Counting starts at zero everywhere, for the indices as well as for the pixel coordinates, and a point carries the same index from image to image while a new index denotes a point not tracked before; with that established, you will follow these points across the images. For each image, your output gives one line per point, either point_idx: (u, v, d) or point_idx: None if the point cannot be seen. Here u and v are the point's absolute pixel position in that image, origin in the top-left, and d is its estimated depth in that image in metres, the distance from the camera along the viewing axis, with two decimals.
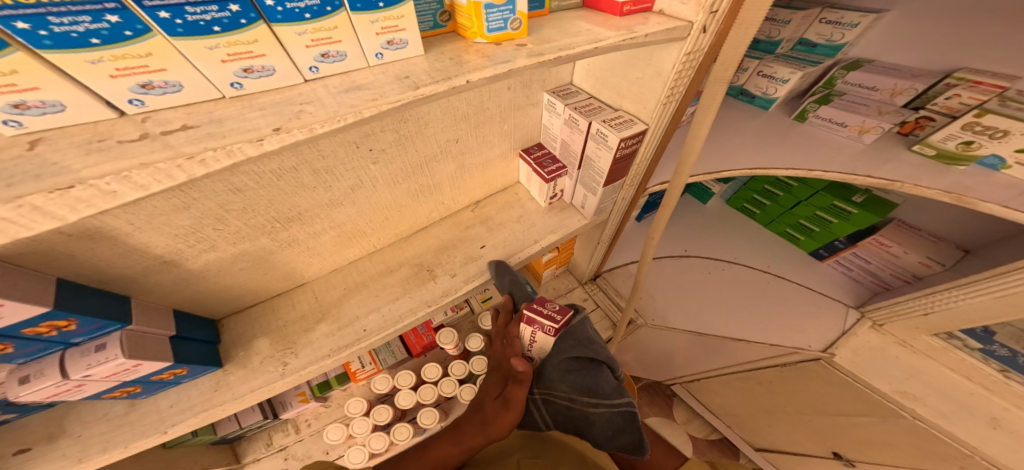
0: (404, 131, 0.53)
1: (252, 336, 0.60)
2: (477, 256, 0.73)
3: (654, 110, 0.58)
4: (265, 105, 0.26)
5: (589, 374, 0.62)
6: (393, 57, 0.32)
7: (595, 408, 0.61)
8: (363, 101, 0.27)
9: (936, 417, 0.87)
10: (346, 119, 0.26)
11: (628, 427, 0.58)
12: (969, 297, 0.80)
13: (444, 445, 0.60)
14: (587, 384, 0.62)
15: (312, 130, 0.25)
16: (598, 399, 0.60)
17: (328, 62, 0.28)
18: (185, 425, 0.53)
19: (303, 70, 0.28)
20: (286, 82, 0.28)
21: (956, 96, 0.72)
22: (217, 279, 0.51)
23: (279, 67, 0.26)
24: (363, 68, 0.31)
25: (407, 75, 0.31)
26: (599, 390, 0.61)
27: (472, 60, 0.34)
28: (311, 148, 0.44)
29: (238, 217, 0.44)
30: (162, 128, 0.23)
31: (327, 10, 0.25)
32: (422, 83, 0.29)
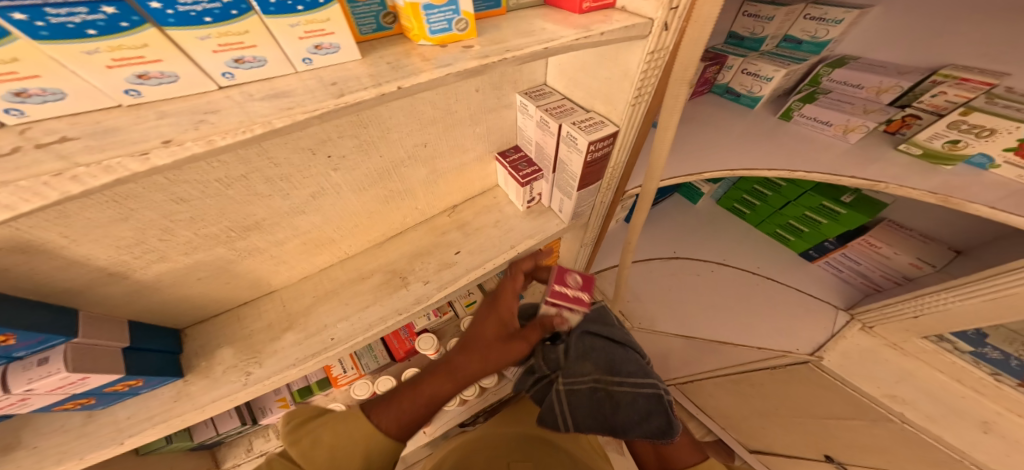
0: (365, 137, 0.51)
1: (216, 345, 0.59)
2: (451, 263, 0.72)
3: (624, 111, 0.57)
4: (166, 111, 0.25)
5: (614, 356, 0.79)
6: (324, 62, 0.30)
7: (618, 386, 0.76)
8: (277, 110, 0.25)
9: (925, 420, 0.86)
10: (252, 130, 0.24)
11: (655, 410, 0.70)
12: (957, 300, 0.78)
13: (434, 382, 0.58)
14: (613, 365, 0.78)
15: (210, 142, 0.23)
16: (622, 378, 0.76)
17: (243, 68, 0.27)
18: (143, 436, 0.52)
19: (214, 77, 0.26)
20: (197, 88, 0.27)
21: (941, 94, 0.70)
22: (173, 290, 0.49)
23: (183, 74, 0.25)
24: (289, 74, 0.29)
25: (335, 81, 0.28)
26: (623, 371, 0.77)
27: (413, 64, 0.32)
28: (261, 157, 0.41)
29: (186, 228, 0.42)
30: (43, 141, 0.22)
31: (231, 14, 0.23)
32: (347, 90, 0.27)
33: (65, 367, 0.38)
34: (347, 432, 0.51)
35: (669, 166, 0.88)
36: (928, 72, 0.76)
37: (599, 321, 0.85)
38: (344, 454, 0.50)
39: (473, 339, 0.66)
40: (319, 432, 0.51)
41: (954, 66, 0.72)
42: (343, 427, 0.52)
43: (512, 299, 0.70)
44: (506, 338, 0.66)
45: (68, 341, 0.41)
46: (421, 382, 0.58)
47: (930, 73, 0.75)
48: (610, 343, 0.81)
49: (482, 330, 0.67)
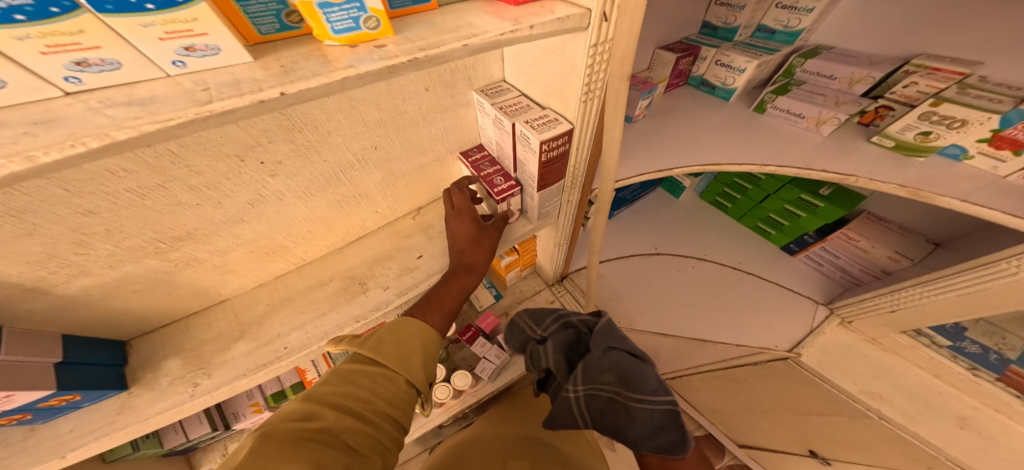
0: (302, 141, 0.48)
1: (163, 356, 0.58)
2: (413, 267, 0.70)
3: (575, 108, 0.56)
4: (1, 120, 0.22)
5: (630, 367, 0.60)
6: (201, 65, 0.27)
7: (636, 402, 0.58)
8: (123, 118, 0.22)
9: (903, 417, 0.88)
10: (85, 143, 0.21)
11: (672, 426, 0.55)
12: (932, 294, 0.77)
13: (458, 278, 0.60)
14: (628, 377, 0.59)
15: (30, 159, 0.20)
16: (641, 394, 0.57)
17: (90, 71, 0.24)
18: (86, 449, 0.51)
19: (55, 82, 0.24)
20: (38, 94, 0.24)
21: (914, 85, 0.69)
22: (103, 305, 0.47)
23: (11, 79, 0.22)
24: (158, 78, 0.27)
25: (206, 86, 0.26)
26: (641, 385, 0.58)
27: (322, 64, 0.31)
28: (177, 164, 0.39)
29: (104, 240, 0.40)
30: None
31: (53, 12, 0.20)
32: (217, 97, 0.25)
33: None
34: (403, 331, 0.52)
35: (634, 163, 0.82)
36: (899, 63, 0.74)
37: (608, 332, 0.67)
38: (407, 346, 0.51)
39: (458, 241, 0.64)
40: (382, 328, 0.51)
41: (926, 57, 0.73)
42: (396, 327, 0.52)
43: (465, 201, 0.68)
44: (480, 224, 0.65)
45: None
46: (447, 282, 0.59)
47: (902, 63, 0.73)
48: (625, 356, 0.61)
49: (456, 236, 0.65)
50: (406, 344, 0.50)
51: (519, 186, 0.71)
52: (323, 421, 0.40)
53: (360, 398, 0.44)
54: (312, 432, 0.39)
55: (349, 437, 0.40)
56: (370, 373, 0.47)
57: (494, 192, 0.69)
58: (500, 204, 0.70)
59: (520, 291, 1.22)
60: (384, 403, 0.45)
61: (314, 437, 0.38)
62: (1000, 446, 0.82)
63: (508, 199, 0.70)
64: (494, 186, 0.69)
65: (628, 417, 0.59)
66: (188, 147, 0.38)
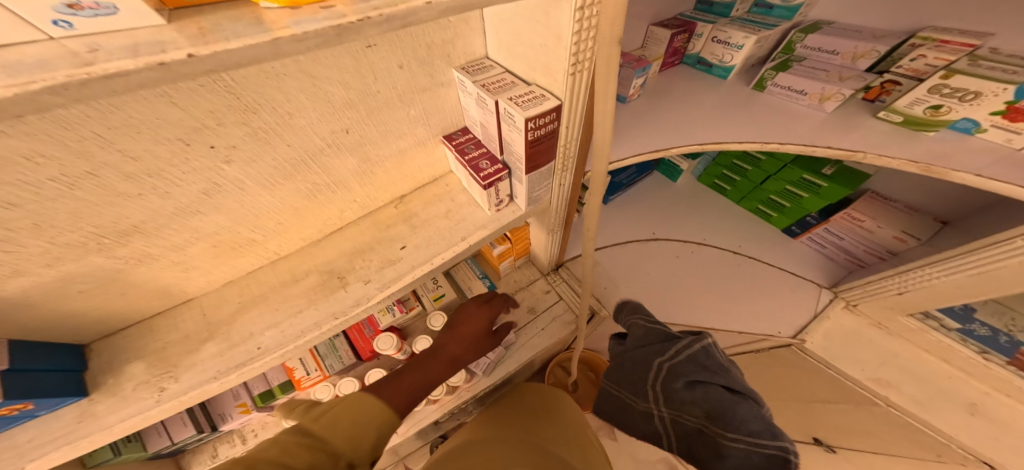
0: (258, 124, 0.43)
1: (126, 360, 0.54)
2: (395, 259, 0.66)
3: (563, 82, 0.52)
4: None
5: (718, 399, 0.52)
6: (92, 26, 0.22)
7: (726, 439, 0.49)
8: None
9: (911, 404, 0.86)
10: None
11: None
12: (942, 275, 0.73)
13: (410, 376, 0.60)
14: (710, 408, 0.52)
15: None
16: (733, 432, 0.48)
17: None
18: (46, 461, 0.47)
19: None
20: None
21: (921, 58, 0.64)
22: (49, 306, 0.44)
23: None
24: (39, 41, 0.21)
25: (94, 47, 0.21)
26: (734, 423, 0.49)
27: (260, 22, 0.27)
28: (105, 149, 0.34)
29: (34, 236, 0.36)
30: None
31: None
32: (104, 58, 0.20)
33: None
34: (367, 404, 0.46)
35: (627, 144, 0.78)
36: (905, 37, 0.69)
37: (701, 357, 0.57)
38: (371, 421, 0.45)
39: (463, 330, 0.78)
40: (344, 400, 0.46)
41: (933, 28, 0.70)
42: (362, 401, 0.46)
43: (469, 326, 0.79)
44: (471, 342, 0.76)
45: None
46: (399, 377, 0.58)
47: (909, 36, 0.69)
48: (716, 386, 0.53)
49: (470, 320, 0.82)
50: (371, 422, 0.45)
51: (507, 170, 0.67)
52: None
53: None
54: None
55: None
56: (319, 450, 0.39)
57: (480, 175, 0.65)
58: (487, 189, 0.67)
59: (514, 281, 1.19)
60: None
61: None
62: (1013, 434, 0.80)
63: (495, 184, 0.67)
64: (480, 170, 0.66)
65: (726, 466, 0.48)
66: (117, 130, 0.34)
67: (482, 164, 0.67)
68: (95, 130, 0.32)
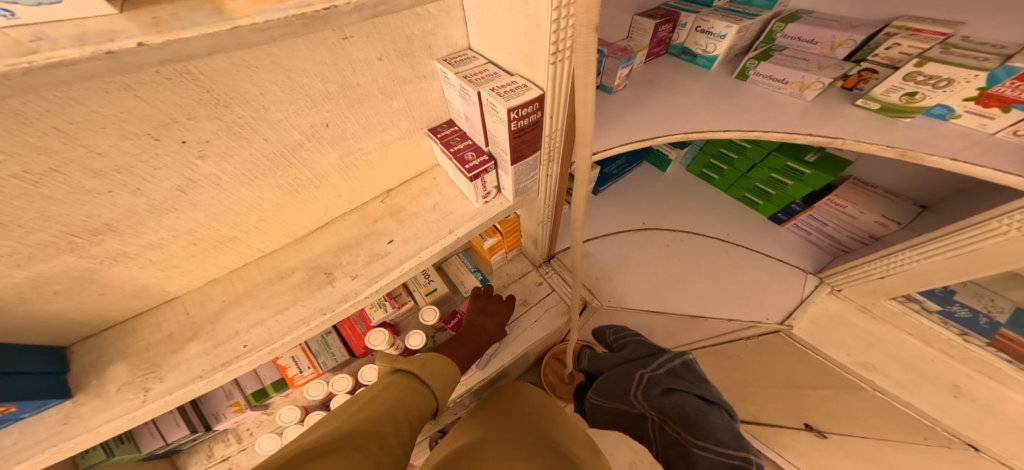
0: (231, 118, 0.43)
1: (109, 361, 0.54)
2: (383, 253, 0.66)
3: (544, 72, 0.51)
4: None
5: (693, 409, 0.56)
6: (37, 15, 0.21)
7: (697, 447, 0.53)
8: None
9: (896, 388, 0.87)
10: None
11: None
12: (922, 258, 0.74)
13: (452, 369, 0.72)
14: (684, 416, 0.56)
15: None
16: (703, 440, 0.53)
17: None
18: (32, 463, 0.47)
19: None
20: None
21: (896, 47, 0.64)
22: (23, 308, 0.43)
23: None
24: None
25: (39, 36, 0.20)
26: (706, 431, 0.53)
27: (215, 7, 0.26)
28: (69, 144, 0.33)
29: (2, 236, 0.35)
30: None
31: None
32: (48, 47, 0.20)
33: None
34: (441, 369, 0.62)
35: (612, 134, 0.78)
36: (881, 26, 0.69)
37: (682, 370, 0.63)
38: (443, 379, 0.61)
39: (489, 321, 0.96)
40: (421, 361, 0.61)
41: (907, 17, 0.69)
42: (437, 365, 0.62)
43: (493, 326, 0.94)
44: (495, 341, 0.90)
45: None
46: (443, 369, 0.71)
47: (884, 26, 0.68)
48: (691, 396, 0.58)
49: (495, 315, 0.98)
50: (444, 379, 0.61)
51: (493, 161, 0.67)
52: (388, 426, 0.45)
53: (406, 409, 0.51)
54: (380, 431, 0.44)
55: (404, 437, 0.46)
56: (413, 390, 0.55)
57: (465, 167, 0.65)
58: (473, 181, 0.67)
59: (506, 274, 1.19)
60: (418, 413, 0.52)
61: (373, 435, 0.43)
62: (993, 414, 0.81)
63: (481, 176, 0.67)
64: (465, 162, 0.66)
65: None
66: (80, 125, 0.33)
67: (468, 155, 0.67)
68: (56, 125, 0.31)
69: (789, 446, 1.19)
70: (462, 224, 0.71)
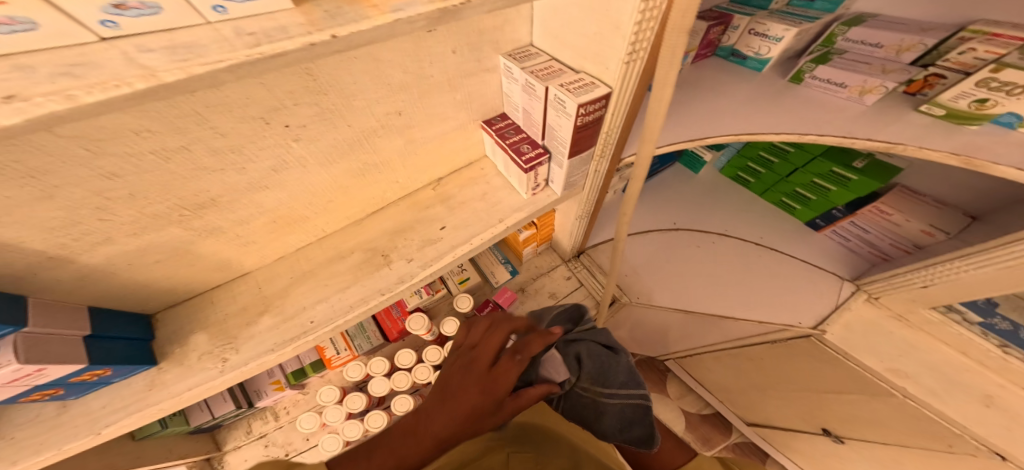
0: (326, 104, 0.46)
1: (189, 331, 0.57)
2: (435, 239, 0.68)
3: (616, 70, 0.52)
4: (26, 65, 0.19)
5: (607, 370, 0.70)
6: (242, 11, 0.25)
7: (607, 397, 0.67)
8: (168, 61, 0.21)
9: (928, 395, 0.79)
10: (132, 84, 0.19)
11: (638, 420, 0.65)
12: (973, 268, 0.69)
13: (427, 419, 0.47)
14: (597, 373, 0.69)
15: (70, 98, 0.18)
16: (611, 391, 0.67)
17: (131, 16, 0.21)
18: (120, 426, 0.50)
19: (88, 24, 0.20)
20: (66, 40, 0.20)
21: (970, 52, 0.56)
22: (128, 274, 0.47)
23: (44, 21, 0.18)
24: (199, 26, 0.24)
25: (255, 32, 0.24)
26: (613, 382, 0.68)
27: (357, 9, 0.28)
28: (201, 125, 0.37)
29: (127, 206, 0.39)
30: None
31: None
32: (266, 40, 0.24)
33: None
34: None
35: (667, 131, 0.79)
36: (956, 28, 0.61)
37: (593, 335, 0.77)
38: None
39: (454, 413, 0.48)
40: None
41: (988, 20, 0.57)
42: None
43: (473, 393, 0.50)
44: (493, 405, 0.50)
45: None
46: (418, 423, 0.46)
47: (959, 28, 0.60)
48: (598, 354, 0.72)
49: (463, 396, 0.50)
50: None
51: (547, 154, 0.69)
52: None
53: None
54: None
55: None
56: None
57: (522, 159, 0.66)
58: (527, 173, 0.68)
59: (535, 267, 1.21)
60: None
61: None
62: None
63: (535, 169, 0.68)
64: (522, 154, 0.68)
65: (597, 412, 0.66)
66: (212, 108, 0.36)
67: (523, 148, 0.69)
68: (195, 107, 0.35)
69: (799, 450, 1.33)
70: (513, 214, 0.73)
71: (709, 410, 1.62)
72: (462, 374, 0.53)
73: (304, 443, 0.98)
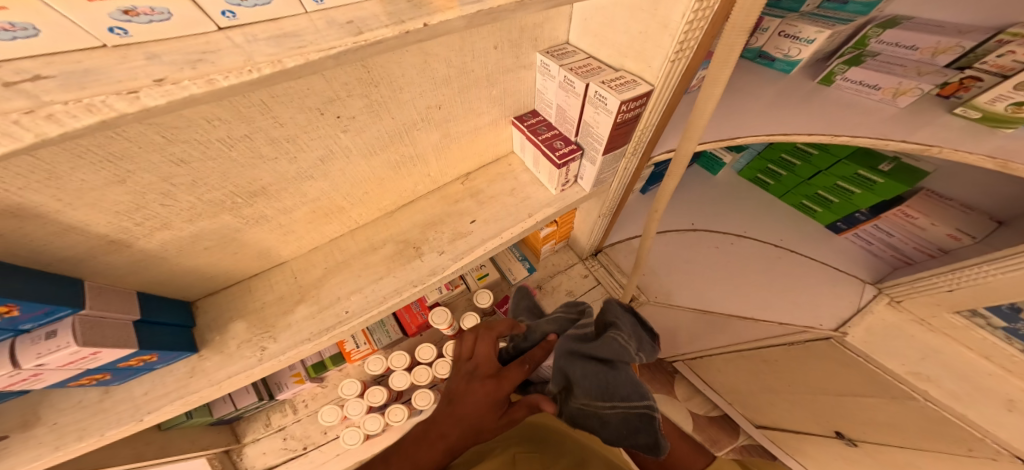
0: (375, 96, 0.46)
1: (228, 319, 0.58)
2: (466, 232, 0.69)
3: (660, 69, 0.53)
4: (156, 53, 0.23)
5: (604, 376, 0.54)
6: (336, 1, 0.28)
7: (606, 409, 0.52)
8: (289, 48, 0.24)
9: (950, 399, 0.74)
10: (260, 70, 0.23)
11: (644, 430, 0.50)
12: (999, 272, 0.65)
13: (434, 429, 0.50)
14: (593, 381, 0.54)
15: (211, 82, 0.22)
16: (612, 400, 0.52)
17: (246, 6, 0.24)
18: (161, 413, 0.51)
19: (214, 16, 0.24)
20: (193, 28, 0.24)
21: (1009, 54, 0.56)
22: (177, 261, 0.48)
23: (176, 11, 0.22)
24: (299, 15, 0.27)
25: (352, 20, 0.27)
26: (613, 389, 0.53)
27: (433, 2, 0.30)
28: (264, 115, 0.38)
29: (188, 192, 0.40)
30: (15, 78, 0.20)
31: None
32: (367, 28, 0.26)
33: (13, 365, 0.36)
34: None
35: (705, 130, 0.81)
36: (995, 31, 0.61)
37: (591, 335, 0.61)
38: None
39: (460, 416, 0.52)
40: None
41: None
42: None
43: (476, 399, 0.53)
44: (499, 409, 0.53)
45: (13, 338, 0.37)
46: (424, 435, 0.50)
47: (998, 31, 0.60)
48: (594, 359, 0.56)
49: (466, 401, 0.54)
50: None
51: (581, 151, 0.69)
52: None
53: None
54: None
55: None
56: None
57: (556, 154, 0.67)
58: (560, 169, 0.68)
59: (552, 265, 1.22)
60: None
61: None
62: None
63: (568, 164, 0.68)
64: (555, 149, 0.68)
65: (600, 421, 0.53)
66: (278, 98, 0.37)
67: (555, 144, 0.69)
68: (262, 98, 0.36)
69: (808, 453, 1.33)
70: (545, 209, 0.74)
71: (717, 412, 1.62)
72: (464, 383, 0.57)
73: (322, 437, 0.98)
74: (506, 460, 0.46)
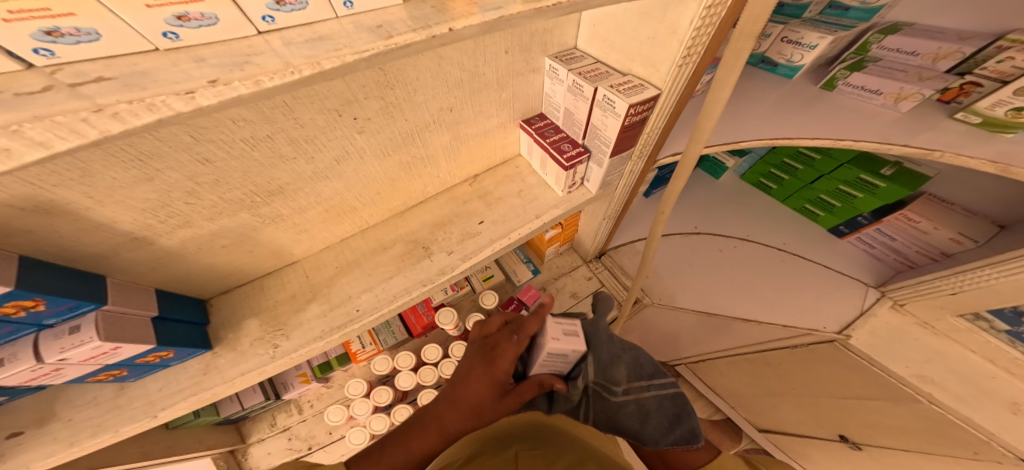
0: (390, 98, 0.48)
1: (241, 317, 0.58)
2: (475, 232, 0.70)
3: (667, 73, 0.54)
4: (202, 56, 0.24)
5: (636, 360, 0.64)
6: (366, 6, 0.29)
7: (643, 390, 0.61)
8: (326, 51, 0.25)
9: (953, 402, 0.75)
10: (301, 70, 0.24)
11: (682, 412, 0.58)
12: (1001, 276, 0.66)
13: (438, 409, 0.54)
14: (628, 364, 0.64)
15: (257, 83, 0.23)
16: (648, 381, 0.62)
17: (284, 10, 0.25)
18: (175, 409, 0.51)
19: (254, 21, 0.25)
20: (235, 33, 0.25)
21: (1009, 60, 0.57)
22: (196, 258, 0.49)
23: (222, 16, 0.23)
24: (330, 19, 0.28)
25: (381, 25, 0.29)
26: (647, 372, 0.63)
27: (454, 8, 0.31)
28: (287, 116, 0.39)
29: (211, 191, 0.41)
30: (74, 80, 0.21)
31: None
32: (396, 32, 0.28)
33: (36, 359, 0.37)
34: None
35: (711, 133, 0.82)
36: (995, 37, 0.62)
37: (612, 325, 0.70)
38: None
39: (460, 402, 0.54)
40: None
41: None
42: None
43: (476, 381, 0.56)
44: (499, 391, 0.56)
45: (36, 332, 0.38)
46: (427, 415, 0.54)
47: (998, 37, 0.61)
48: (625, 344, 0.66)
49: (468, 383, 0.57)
50: None
51: (588, 154, 0.70)
52: None
53: None
54: None
55: None
56: None
57: (563, 157, 0.68)
58: (567, 171, 0.69)
59: (556, 267, 1.23)
60: None
61: None
62: None
63: (575, 167, 0.69)
64: (563, 152, 0.69)
65: (641, 415, 0.59)
66: (300, 100, 0.38)
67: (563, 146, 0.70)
68: (285, 100, 0.37)
69: (812, 457, 1.32)
70: (552, 210, 0.75)
71: (719, 415, 1.62)
72: (466, 365, 0.60)
73: (327, 437, 0.98)
74: (507, 459, 0.41)
